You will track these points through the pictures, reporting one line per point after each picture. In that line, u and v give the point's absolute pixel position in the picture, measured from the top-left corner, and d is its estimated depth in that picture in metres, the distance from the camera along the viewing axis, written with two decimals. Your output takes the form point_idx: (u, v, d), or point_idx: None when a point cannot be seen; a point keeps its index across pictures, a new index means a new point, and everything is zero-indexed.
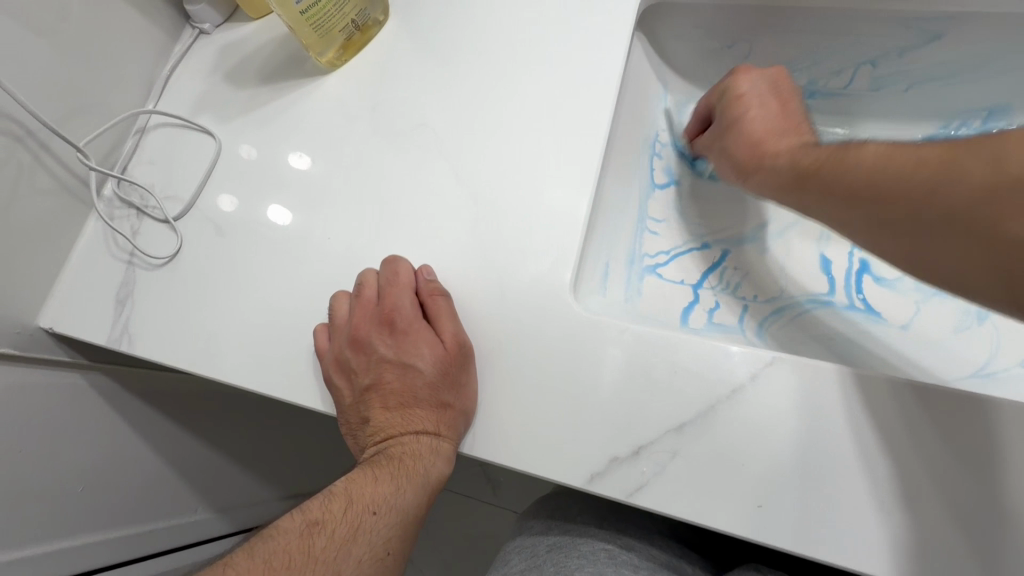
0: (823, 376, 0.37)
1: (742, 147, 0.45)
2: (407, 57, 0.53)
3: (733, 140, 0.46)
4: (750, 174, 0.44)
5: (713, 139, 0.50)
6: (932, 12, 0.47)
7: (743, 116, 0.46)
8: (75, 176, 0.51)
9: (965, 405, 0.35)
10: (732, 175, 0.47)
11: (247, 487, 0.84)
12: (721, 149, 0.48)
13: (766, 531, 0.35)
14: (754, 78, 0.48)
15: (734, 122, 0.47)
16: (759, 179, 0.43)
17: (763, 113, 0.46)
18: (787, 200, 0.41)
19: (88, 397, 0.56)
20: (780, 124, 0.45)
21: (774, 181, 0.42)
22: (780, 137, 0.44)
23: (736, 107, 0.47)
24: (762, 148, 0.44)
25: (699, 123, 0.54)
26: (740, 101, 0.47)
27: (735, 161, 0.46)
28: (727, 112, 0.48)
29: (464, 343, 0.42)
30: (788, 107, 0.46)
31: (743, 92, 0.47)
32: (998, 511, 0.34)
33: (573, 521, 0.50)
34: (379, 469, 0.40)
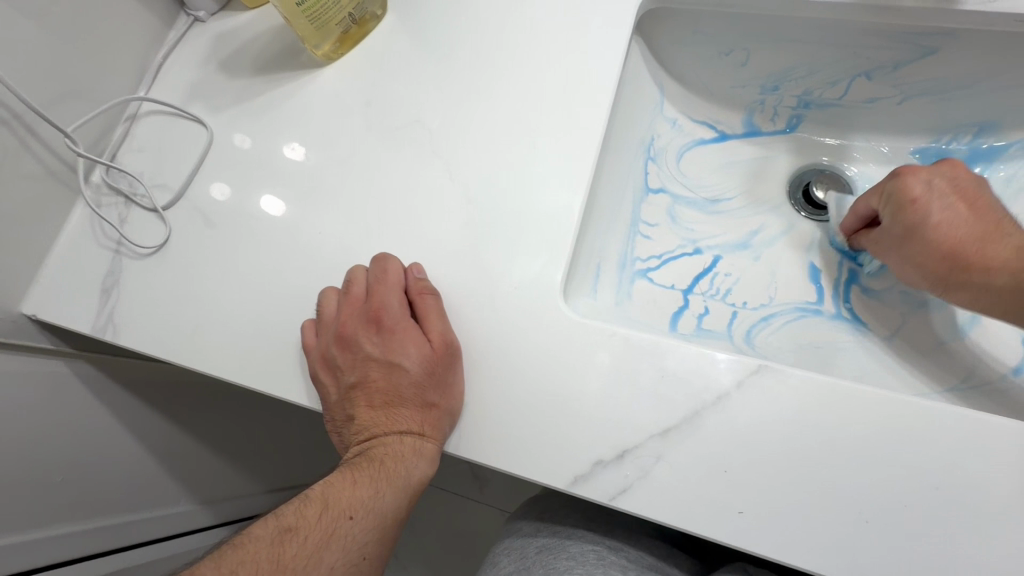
0: (808, 385, 0.37)
1: (940, 256, 0.43)
2: (405, 54, 0.53)
3: (928, 245, 0.44)
4: (955, 283, 0.43)
5: (883, 238, 0.47)
6: (928, 27, 0.47)
7: (934, 222, 0.44)
8: (62, 161, 0.51)
9: (946, 418, 0.36)
10: (922, 281, 0.45)
11: (231, 480, 0.84)
12: (901, 255, 0.46)
13: (746, 537, 0.36)
14: (925, 177, 0.45)
15: (919, 227, 0.44)
16: (961, 289, 0.43)
17: (953, 218, 0.43)
18: (1007, 315, 0.41)
19: (71, 386, 0.55)
20: (974, 231, 0.43)
21: (998, 295, 0.41)
22: (980, 245, 0.42)
23: (919, 211, 0.44)
24: (965, 256, 0.42)
25: (858, 220, 0.50)
26: (922, 208, 0.44)
27: (931, 270, 0.44)
28: (905, 217, 0.45)
29: (451, 343, 0.42)
30: (977, 208, 0.44)
31: (916, 194, 0.45)
32: (974, 522, 0.34)
33: (561, 523, 0.50)
34: (359, 472, 0.39)
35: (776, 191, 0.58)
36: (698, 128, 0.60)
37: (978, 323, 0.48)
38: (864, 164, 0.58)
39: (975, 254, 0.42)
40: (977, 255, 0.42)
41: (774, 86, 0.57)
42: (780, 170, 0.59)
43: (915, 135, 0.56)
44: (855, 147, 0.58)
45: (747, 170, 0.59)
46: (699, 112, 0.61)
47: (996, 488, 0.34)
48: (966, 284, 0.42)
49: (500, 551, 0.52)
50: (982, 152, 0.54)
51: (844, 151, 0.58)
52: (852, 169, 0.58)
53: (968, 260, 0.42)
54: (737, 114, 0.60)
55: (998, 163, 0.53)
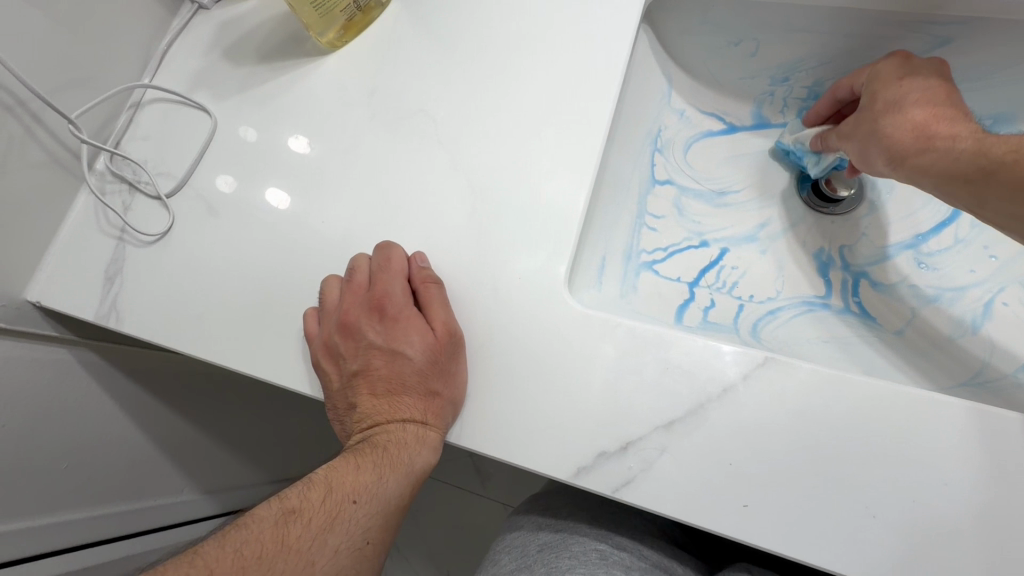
0: (815, 379, 0.37)
1: (909, 128, 0.42)
2: (411, 42, 0.52)
3: (898, 120, 0.43)
4: (914, 154, 0.41)
5: (858, 119, 0.46)
6: (941, 17, 0.46)
7: (908, 98, 0.42)
8: (66, 149, 0.50)
9: (955, 412, 0.35)
10: (884, 159, 0.44)
11: (234, 470, 0.84)
12: (870, 133, 0.44)
13: (750, 531, 0.35)
14: (913, 65, 0.44)
15: (893, 105, 0.43)
16: (918, 161, 0.41)
17: (933, 97, 0.42)
18: (954, 186, 0.38)
19: (74, 373, 0.55)
20: (946, 112, 0.41)
21: (952, 161, 0.38)
22: (948, 120, 0.41)
23: (896, 90, 0.44)
24: (933, 127, 0.41)
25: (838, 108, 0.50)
26: (902, 85, 0.43)
27: (895, 145, 0.42)
28: (883, 95, 0.44)
29: (454, 332, 0.41)
30: (955, 96, 0.42)
31: (903, 74, 0.44)
32: (984, 518, 0.34)
33: (564, 519, 0.50)
34: (362, 458, 0.39)
35: (784, 183, 0.57)
36: (706, 120, 0.59)
37: (989, 318, 0.47)
38: None
39: (943, 124, 0.40)
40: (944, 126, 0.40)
41: (784, 77, 0.56)
42: (788, 162, 0.58)
43: None
44: None
45: (755, 162, 0.58)
46: (707, 103, 0.60)
47: (1007, 484, 0.34)
48: (926, 154, 0.40)
49: (504, 544, 0.51)
50: None
51: None
52: None
53: (935, 132, 0.40)
54: (746, 106, 0.59)
55: None
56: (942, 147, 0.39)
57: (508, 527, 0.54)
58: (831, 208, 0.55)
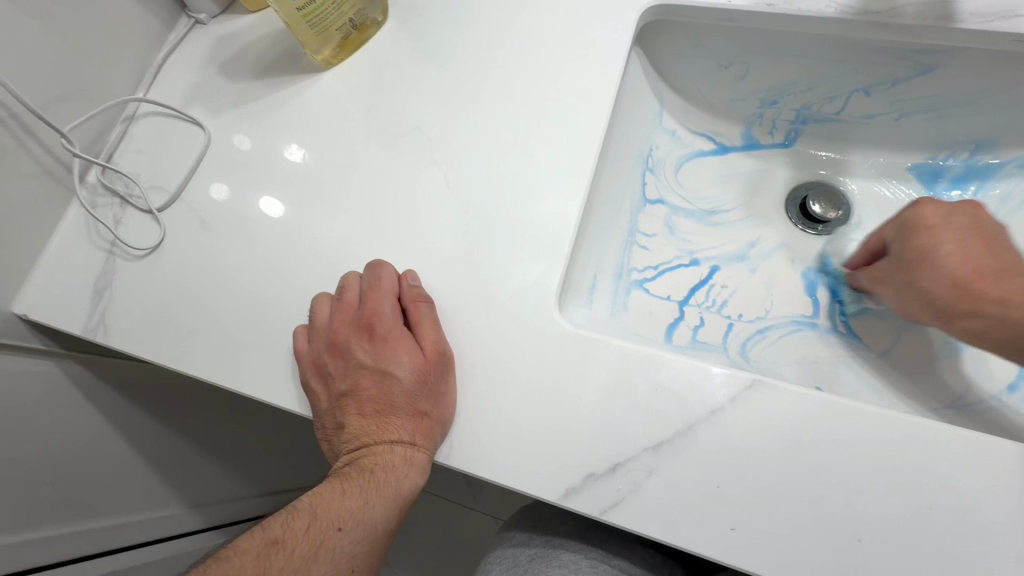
0: (802, 401, 0.37)
1: (951, 283, 0.40)
2: (406, 61, 0.53)
3: (942, 274, 0.41)
4: (962, 316, 0.40)
5: (892, 268, 0.45)
6: (925, 45, 0.47)
7: (940, 250, 0.41)
8: (58, 162, 0.50)
9: (942, 436, 0.35)
10: (925, 315, 0.42)
11: (222, 484, 0.83)
12: (906, 285, 0.43)
13: (739, 555, 0.36)
14: (943, 208, 0.43)
15: (926, 256, 0.42)
16: (963, 327, 0.40)
17: (965, 250, 0.41)
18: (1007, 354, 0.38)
19: (62, 387, 0.55)
20: (984, 264, 0.40)
21: (1001, 332, 0.38)
22: (995, 278, 0.40)
23: (928, 238, 0.42)
24: (972, 287, 0.40)
25: (868, 255, 0.49)
26: (936, 234, 0.42)
27: (938, 306, 0.41)
28: (916, 243, 0.43)
29: (444, 351, 0.41)
30: (991, 243, 0.41)
31: (932, 221, 0.43)
32: (969, 541, 0.34)
33: (554, 532, 0.50)
34: (348, 482, 0.39)
35: (773, 204, 0.58)
36: (697, 140, 0.60)
37: None
38: (864, 179, 0.58)
39: (988, 284, 0.40)
40: (989, 289, 0.39)
41: (772, 100, 0.57)
42: (777, 182, 0.59)
43: (913, 151, 0.56)
44: (852, 164, 0.58)
45: (745, 181, 0.59)
46: (697, 124, 0.61)
47: (990, 510, 0.34)
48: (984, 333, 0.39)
49: (500, 549, 0.52)
50: (978, 169, 0.54)
51: (842, 167, 0.58)
52: (850, 185, 0.58)
53: (976, 292, 0.39)
54: (735, 127, 0.60)
55: (992, 181, 0.53)
56: (981, 304, 0.39)
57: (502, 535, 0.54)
58: (820, 229, 0.56)
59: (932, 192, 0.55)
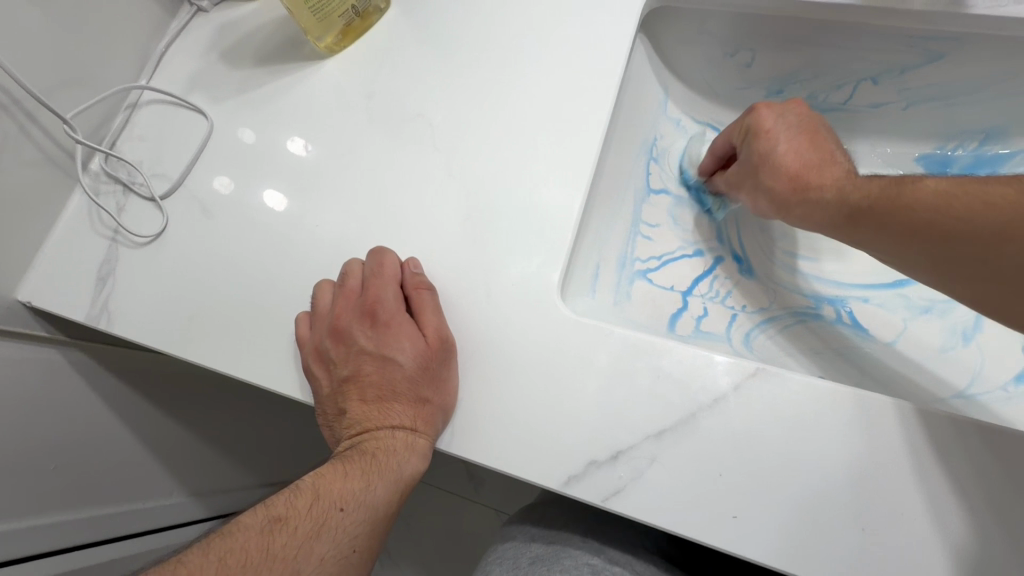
0: (806, 389, 0.37)
1: (787, 180, 0.44)
2: (408, 48, 0.52)
3: (772, 175, 0.45)
4: (801, 206, 0.43)
5: (739, 171, 0.48)
6: (934, 31, 0.47)
7: (775, 150, 0.45)
8: (61, 148, 0.50)
9: (948, 425, 0.35)
10: (769, 207, 0.46)
11: (224, 474, 0.83)
12: (756, 184, 0.46)
13: (740, 543, 0.35)
14: (776, 111, 0.46)
15: (766, 156, 0.45)
16: (809, 212, 0.43)
17: (800, 147, 0.44)
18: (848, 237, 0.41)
19: (66, 374, 0.55)
20: (818, 158, 0.44)
21: (836, 211, 0.41)
22: (818, 170, 0.43)
23: (766, 138, 0.46)
24: (805, 182, 0.43)
25: (716, 160, 0.53)
26: (770, 137, 0.45)
27: (781, 200, 0.44)
28: (756, 146, 0.46)
29: (446, 338, 0.41)
30: (816, 137, 0.45)
31: (768, 125, 0.46)
32: (974, 532, 0.33)
33: (558, 534, 0.50)
34: (350, 465, 0.39)
35: None
36: (702, 130, 0.60)
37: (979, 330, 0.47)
38: (872, 169, 0.57)
39: (813, 176, 0.43)
40: (816, 185, 0.42)
41: (778, 89, 0.57)
42: None
43: (920, 141, 0.55)
44: (859, 154, 0.57)
45: None
46: (702, 113, 0.60)
47: (994, 500, 0.34)
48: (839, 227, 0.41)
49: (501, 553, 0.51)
50: (987, 159, 0.53)
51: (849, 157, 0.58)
52: None
53: (809, 187, 0.43)
54: None
55: (1001, 171, 0.53)
56: (827, 187, 0.42)
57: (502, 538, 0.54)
58: None
59: None
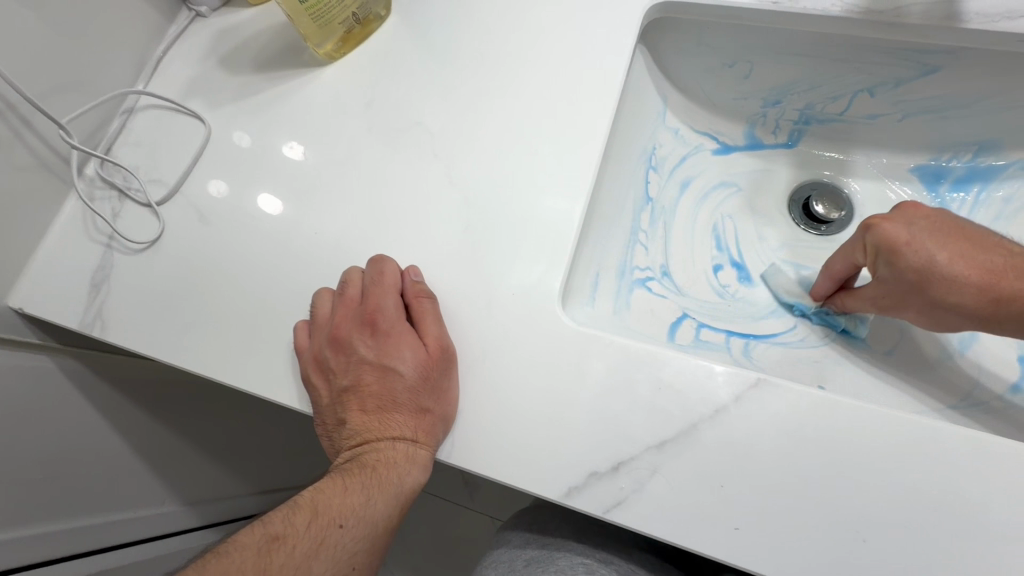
0: (807, 400, 0.37)
1: (976, 291, 0.39)
2: (408, 56, 0.52)
3: (954, 295, 0.40)
4: (943, 309, 0.41)
5: (884, 292, 0.44)
6: (931, 45, 0.47)
7: (937, 262, 0.40)
8: (55, 153, 0.50)
9: (946, 436, 0.35)
10: (902, 309, 0.43)
11: (217, 482, 0.82)
12: (908, 306, 0.43)
13: (741, 554, 0.35)
14: (904, 223, 0.42)
15: (931, 278, 0.40)
16: (952, 308, 0.40)
17: (953, 257, 0.40)
18: (975, 323, 0.40)
19: (57, 382, 0.54)
20: (964, 248, 0.40)
21: (980, 309, 0.40)
22: (996, 271, 0.39)
23: (914, 258, 0.41)
24: (1006, 288, 0.39)
25: (831, 282, 0.48)
26: (915, 250, 0.41)
27: (974, 316, 0.40)
28: (907, 264, 0.41)
29: (447, 348, 0.41)
30: (968, 229, 0.41)
31: (904, 238, 0.41)
32: (973, 542, 0.34)
33: (550, 535, 0.50)
34: (349, 479, 0.39)
35: (776, 204, 0.58)
36: (700, 139, 0.60)
37: (976, 341, 0.48)
38: (868, 178, 0.58)
39: (1013, 279, 0.39)
40: (1010, 284, 0.39)
41: (775, 100, 0.57)
42: (780, 182, 0.59)
43: (915, 152, 0.56)
44: (856, 163, 0.58)
45: (748, 181, 0.59)
46: (700, 122, 0.60)
47: (994, 511, 0.34)
48: (1000, 316, 0.39)
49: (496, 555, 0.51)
50: (980, 171, 0.54)
51: (846, 167, 0.58)
52: (854, 186, 0.58)
53: (1012, 293, 0.39)
54: (739, 126, 0.60)
55: (994, 183, 0.53)
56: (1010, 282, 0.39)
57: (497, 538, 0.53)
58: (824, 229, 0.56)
59: (935, 193, 0.55)
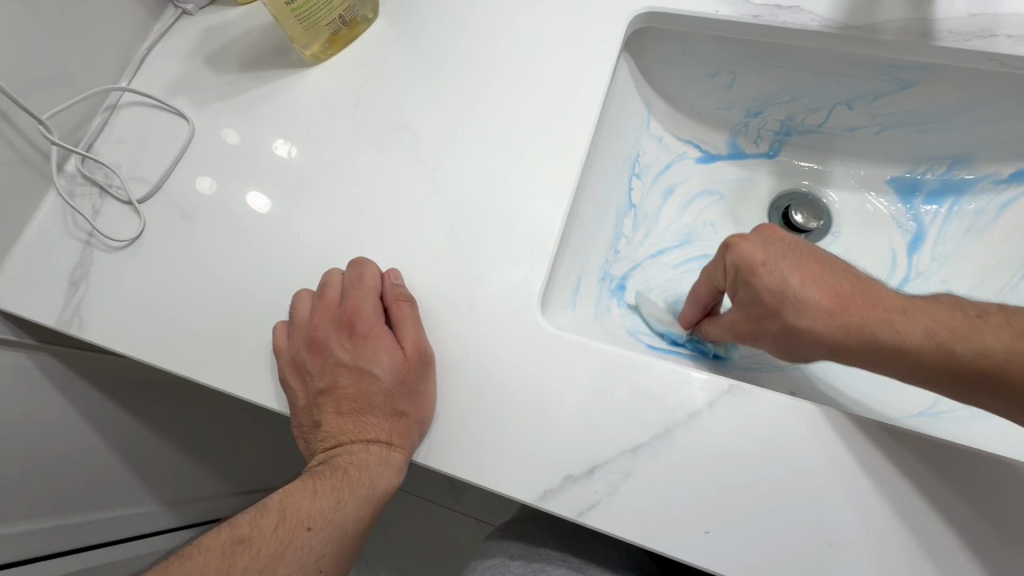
0: (777, 407, 0.38)
1: (827, 315, 0.37)
2: (393, 59, 0.53)
3: (810, 320, 0.37)
4: (801, 337, 0.37)
5: (740, 320, 0.41)
6: (906, 61, 0.48)
7: (790, 284, 0.38)
8: (36, 149, 0.49)
9: (912, 442, 0.36)
10: (769, 346, 0.40)
11: (198, 482, 0.81)
12: (772, 338, 0.39)
13: (712, 557, 0.36)
14: (758, 240, 0.40)
15: (785, 298, 0.38)
16: (811, 338, 0.37)
17: (806, 279, 0.38)
18: (826, 353, 0.37)
19: (34, 380, 0.54)
20: (818, 280, 0.38)
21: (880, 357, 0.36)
22: (864, 300, 0.37)
23: (772, 275, 0.38)
24: (856, 316, 0.36)
25: (699, 308, 0.46)
26: (770, 270, 0.38)
27: (828, 344, 0.37)
28: (761, 286, 0.38)
29: (425, 351, 0.41)
30: (812, 257, 0.39)
31: (760, 258, 0.39)
32: (939, 547, 0.34)
33: (533, 548, 0.50)
34: (321, 481, 0.39)
35: (758, 213, 0.59)
36: (684, 147, 0.61)
37: None
38: (847, 189, 0.59)
39: (860, 306, 0.37)
40: (861, 315, 0.36)
41: (756, 110, 0.58)
42: (761, 191, 0.60)
43: (891, 164, 0.57)
44: (835, 174, 0.59)
45: (729, 189, 0.60)
46: (684, 131, 0.61)
47: (958, 518, 0.35)
48: (868, 351, 0.36)
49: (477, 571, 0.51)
50: (954, 184, 0.55)
51: (826, 177, 0.59)
52: (832, 196, 0.59)
53: (861, 322, 0.36)
54: (722, 136, 0.61)
55: (967, 196, 0.54)
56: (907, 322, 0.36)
57: (480, 556, 0.53)
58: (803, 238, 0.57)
59: (909, 206, 0.56)
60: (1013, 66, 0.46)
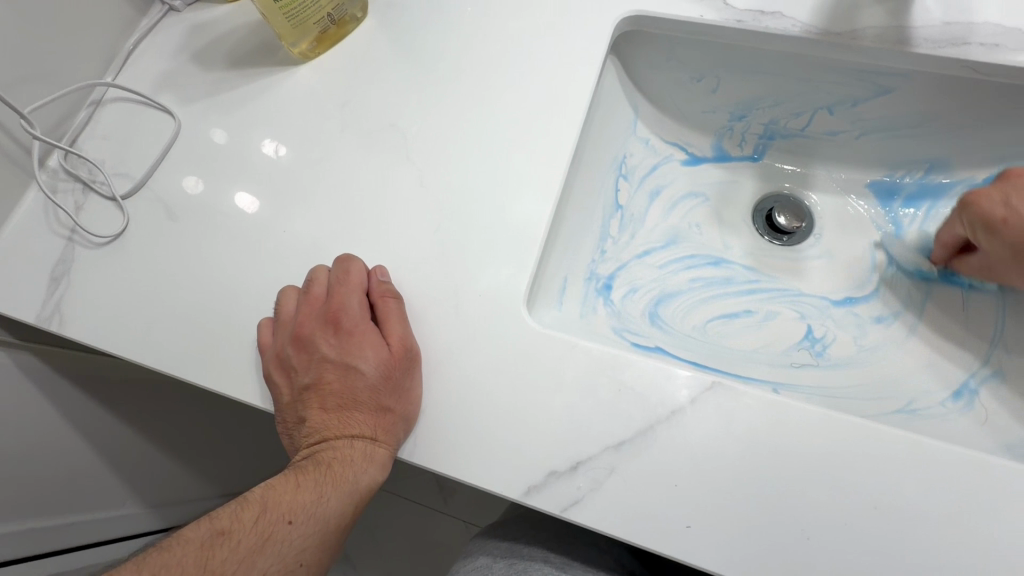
0: (757, 404, 0.38)
1: None
2: (382, 59, 0.53)
3: None
4: None
5: (993, 257, 0.46)
6: (884, 67, 0.50)
7: None
8: (17, 143, 0.49)
9: (887, 438, 0.37)
10: None
11: (181, 483, 0.80)
12: None
13: (693, 552, 0.36)
14: (1002, 193, 0.45)
15: None
16: None
17: None
18: None
19: (11, 378, 0.53)
20: None
21: None
22: None
23: (1019, 228, 0.43)
24: None
25: (948, 249, 0.50)
26: (1016, 220, 0.43)
27: None
28: (1008, 235, 0.44)
29: (410, 347, 0.41)
30: None
31: (1000, 214, 0.44)
32: (912, 540, 0.35)
33: (517, 550, 0.50)
34: (303, 476, 0.39)
35: (742, 214, 0.60)
36: (670, 149, 0.62)
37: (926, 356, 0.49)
38: (829, 192, 0.60)
39: None
40: None
41: (741, 114, 0.59)
42: (745, 193, 0.61)
43: (871, 168, 0.58)
44: (816, 177, 0.60)
45: (714, 191, 0.61)
46: (671, 134, 0.62)
47: (932, 511, 0.35)
48: None
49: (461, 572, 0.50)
50: (931, 188, 0.56)
51: (808, 180, 0.61)
52: (814, 199, 0.60)
53: None
54: (707, 139, 0.62)
55: (944, 200, 0.55)
56: None
57: (463, 559, 0.53)
58: (785, 240, 0.58)
59: (888, 209, 0.58)
60: (987, 74, 0.47)
